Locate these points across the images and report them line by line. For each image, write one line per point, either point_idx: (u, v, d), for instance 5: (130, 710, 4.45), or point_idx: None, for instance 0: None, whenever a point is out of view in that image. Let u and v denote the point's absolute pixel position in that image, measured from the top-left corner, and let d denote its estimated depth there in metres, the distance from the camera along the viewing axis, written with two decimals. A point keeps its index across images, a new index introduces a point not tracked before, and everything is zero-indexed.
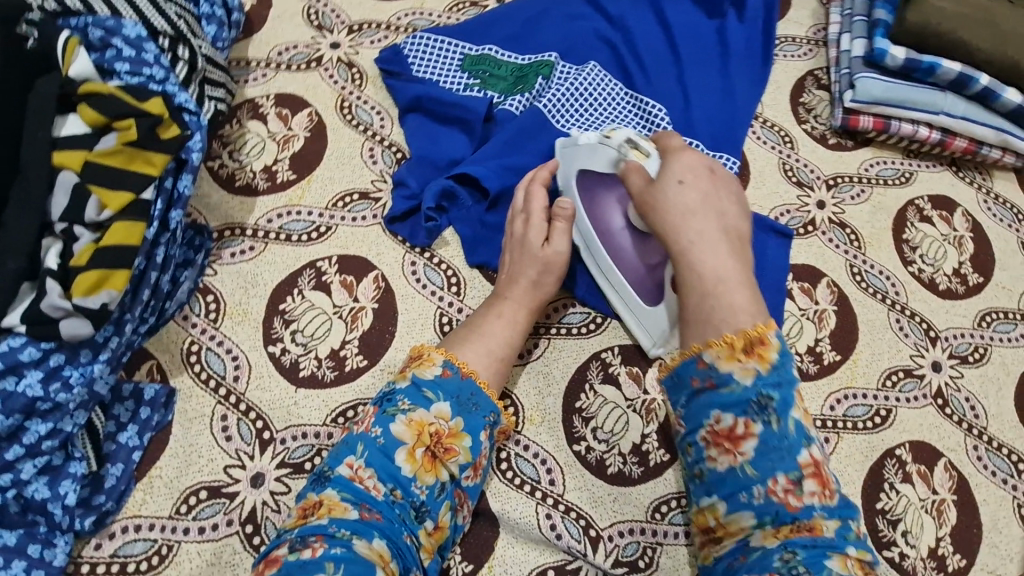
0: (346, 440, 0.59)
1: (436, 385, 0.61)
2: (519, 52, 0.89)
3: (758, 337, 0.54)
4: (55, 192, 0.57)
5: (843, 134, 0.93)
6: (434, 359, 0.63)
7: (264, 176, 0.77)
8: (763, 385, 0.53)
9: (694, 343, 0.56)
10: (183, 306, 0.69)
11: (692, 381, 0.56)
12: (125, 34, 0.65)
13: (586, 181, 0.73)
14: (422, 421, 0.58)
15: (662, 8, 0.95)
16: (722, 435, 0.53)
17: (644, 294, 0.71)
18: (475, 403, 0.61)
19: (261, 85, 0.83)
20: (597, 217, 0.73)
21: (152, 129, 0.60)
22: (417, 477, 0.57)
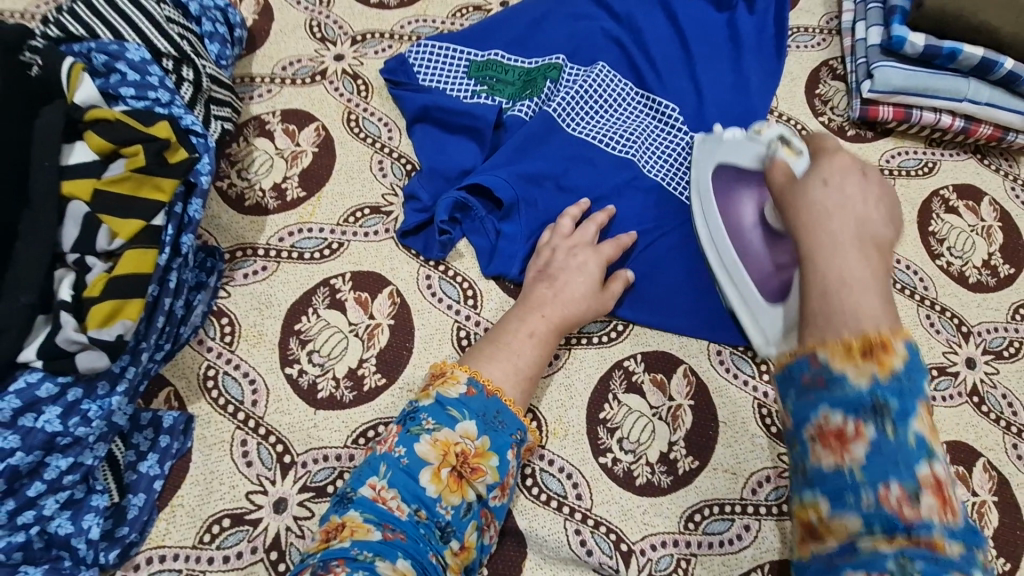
0: (370, 460, 0.58)
1: (461, 403, 0.59)
2: (526, 55, 0.88)
3: (881, 341, 0.48)
4: (66, 222, 0.56)
5: (862, 125, 0.91)
6: (458, 376, 0.61)
7: (273, 195, 0.76)
8: (882, 389, 0.47)
9: (810, 341, 0.52)
10: (198, 331, 0.68)
11: (800, 377, 0.51)
12: (129, 57, 0.64)
13: (723, 176, 0.76)
14: (447, 441, 0.57)
15: (670, 3, 0.93)
16: (829, 434, 0.48)
17: (768, 292, 0.69)
18: (501, 420, 0.60)
19: (267, 101, 0.82)
20: (728, 211, 0.74)
21: (160, 154, 0.59)
22: (442, 498, 0.56)
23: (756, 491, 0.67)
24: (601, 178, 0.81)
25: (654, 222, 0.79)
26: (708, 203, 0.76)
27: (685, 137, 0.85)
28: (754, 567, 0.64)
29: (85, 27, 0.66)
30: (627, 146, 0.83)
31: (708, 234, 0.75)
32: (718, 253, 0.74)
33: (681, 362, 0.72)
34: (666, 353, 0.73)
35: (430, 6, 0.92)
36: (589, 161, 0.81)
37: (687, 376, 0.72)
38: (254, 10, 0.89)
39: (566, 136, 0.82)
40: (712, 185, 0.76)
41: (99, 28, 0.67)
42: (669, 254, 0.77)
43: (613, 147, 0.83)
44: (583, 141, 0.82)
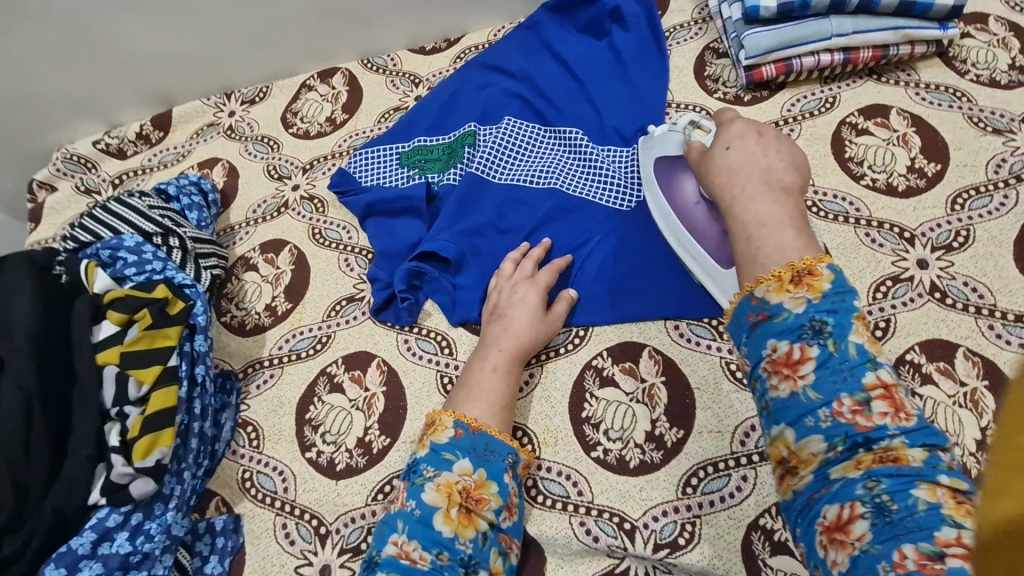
0: (387, 520, 0.63)
1: (453, 445, 0.67)
2: (445, 132, 1.01)
3: (806, 267, 0.54)
4: (105, 384, 0.70)
5: (755, 88, 0.98)
6: (445, 422, 0.69)
7: (267, 313, 0.90)
8: (817, 311, 0.53)
9: (747, 283, 0.57)
10: (231, 443, 0.80)
11: (747, 318, 0.56)
12: (127, 245, 0.81)
13: (663, 168, 0.85)
14: (449, 483, 0.63)
15: (553, 48, 1.06)
16: (780, 362, 0.53)
17: (720, 258, 0.76)
18: (492, 451, 0.67)
19: (247, 241, 0.98)
20: (673, 196, 0.82)
21: (162, 310, 0.74)
22: (458, 535, 0.61)
23: (745, 443, 0.70)
24: (532, 210, 0.90)
25: (588, 233, 0.87)
26: (657, 193, 0.84)
27: (595, 152, 0.94)
28: (760, 514, 0.66)
29: (92, 233, 0.85)
30: (547, 176, 0.93)
31: (663, 218, 0.83)
32: (675, 233, 0.81)
33: (644, 346, 0.78)
34: (628, 342, 0.79)
35: (359, 121, 1.10)
36: (520, 200, 0.92)
37: (653, 357, 0.77)
38: (224, 173, 1.08)
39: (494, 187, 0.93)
40: (655, 176, 0.85)
41: (102, 230, 0.85)
42: (607, 256, 0.85)
43: (536, 182, 0.93)
44: (510, 186, 0.93)
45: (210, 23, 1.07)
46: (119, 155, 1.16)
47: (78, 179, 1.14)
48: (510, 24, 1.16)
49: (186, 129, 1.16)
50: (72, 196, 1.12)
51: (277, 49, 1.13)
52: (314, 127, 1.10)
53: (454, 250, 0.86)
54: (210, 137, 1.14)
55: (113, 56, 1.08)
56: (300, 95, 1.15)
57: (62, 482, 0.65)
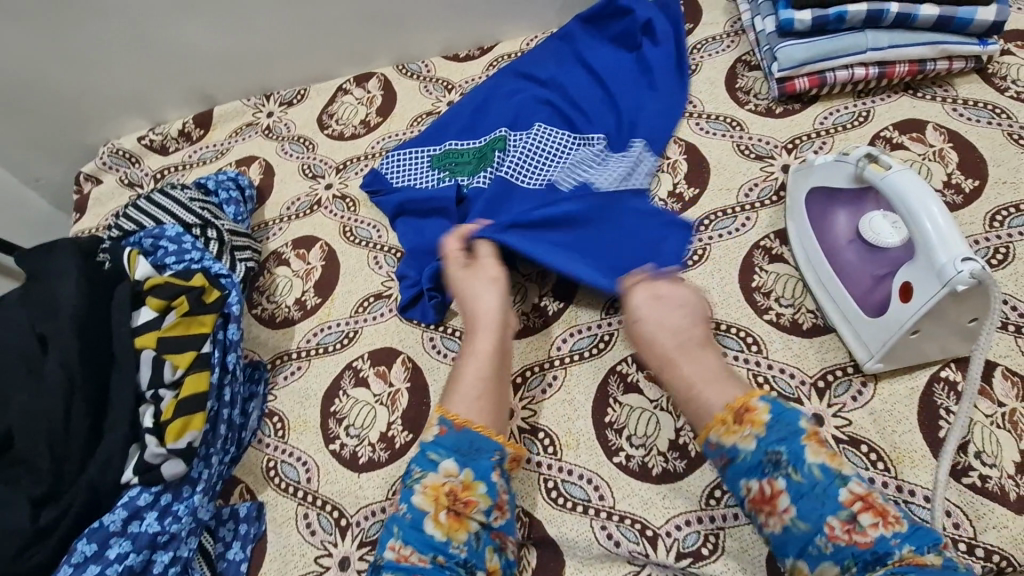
0: (386, 523, 0.65)
1: (438, 445, 0.66)
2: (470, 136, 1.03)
3: (743, 406, 0.61)
4: (141, 367, 0.72)
5: (787, 100, 0.98)
6: (430, 422, 0.68)
7: (297, 307, 0.92)
8: (768, 443, 0.58)
9: (700, 430, 0.63)
10: (257, 432, 0.81)
11: (714, 463, 0.62)
12: (168, 235, 0.84)
13: (817, 199, 0.79)
14: (435, 485, 0.63)
15: (585, 59, 1.07)
16: (760, 499, 0.58)
17: (867, 306, 0.71)
18: (478, 448, 0.66)
19: (280, 237, 1.01)
20: (821, 230, 0.77)
21: (199, 298, 0.76)
22: (451, 538, 0.61)
23: None
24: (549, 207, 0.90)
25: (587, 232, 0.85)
26: (803, 225, 0.80)
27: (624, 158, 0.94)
28: None
29: (135, 222, 0.88)
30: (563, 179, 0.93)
31: (806, 254, 0.79)
32: (816, 272, 0.77)
33: None
34: None
35: (392, 124, 1.12)
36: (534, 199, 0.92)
37: None
38: (260, 171, 1.11)
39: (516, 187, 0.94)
40: (806, 206, 0.80)
41: (145, 220, 0.88)
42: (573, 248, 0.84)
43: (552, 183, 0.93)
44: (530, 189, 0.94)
45: (255, 27, 1.11)
46: (162, 150, 1.20)
47: (123, 172, 1.18)
48: (542, 34, 1.18)
49: (226, 128, 1.20)
50: (116, 188, 1.16)
51: (315, 52, 1.16)
52: (349, 129, 1.13)
53: (467, 237, 0.84)
54: (249, 136, 1.17)
55: (162, 57, 1.12)
56: (336, 98, 1.18)
57: (98, 459, 0.66)
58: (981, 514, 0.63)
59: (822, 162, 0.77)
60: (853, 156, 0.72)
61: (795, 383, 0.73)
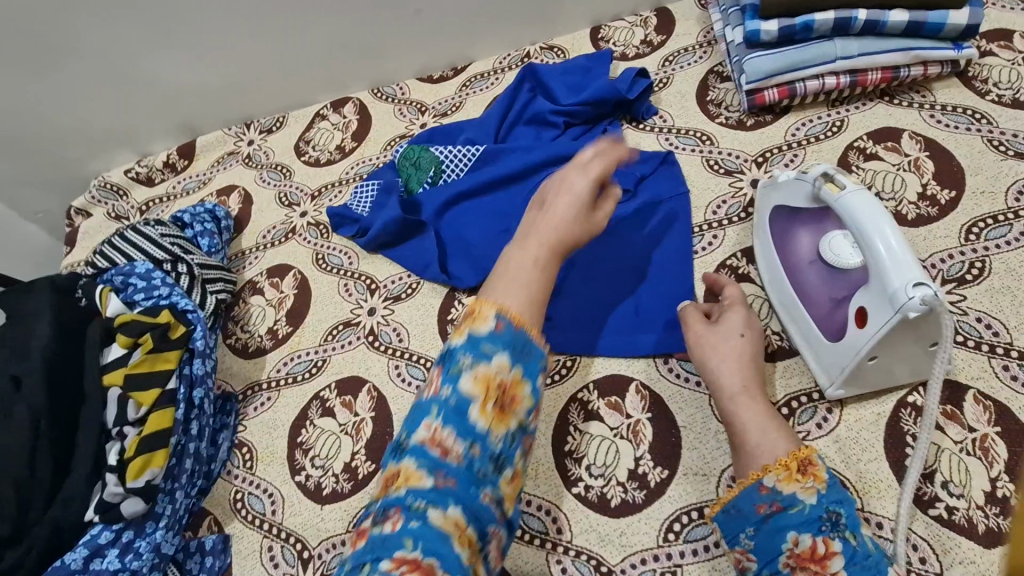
0: (418, 406, 0.54)
1: (493, 338, 0.53)
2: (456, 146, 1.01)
3: (808, 457, 0.59)
4: (108, 405, 0.74)
5: (758, 112, 0.95)
6: (483, 311, 0.55)
7: (269, 336, 0.93)
8: (829, 501, 0.56)
9: (753, 471, 0.60)
10: (226, 463, 0.83)
11: (754, 510, 0.59)
12: (138, 271, 0.86)
13: (780, 218, 0.76)
14: (488, 378, 0.52)
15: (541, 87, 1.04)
16: (805, 556, 0.55)
17: (828, 329, 0.69)
18: (532, 349, 0.54)
19: (255, 267, 1.02)
20: (785, 251, 0.75)
21: (164, 334, 0.78)
22: (492, 430, 0.52)
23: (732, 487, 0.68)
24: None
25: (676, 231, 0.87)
26: (768, 245, 0.78)
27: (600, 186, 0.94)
28: None
29: (108, 259, 0.91)
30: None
31: (770, 275, 0.77)
32: (780, 293, 0.76)
33: (631, 380, 0.77)
34: (616, 375, 0.78)
35: (366, 149, 1.13)
36: (507, 217, 0.93)
37: (640, 391, 0.76)
38: (239, 200, 1.13)
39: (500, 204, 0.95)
40: (770, 225, 0.78)
41: (116, 256, 0.91)
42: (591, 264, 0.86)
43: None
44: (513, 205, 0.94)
45: (227, 58, 1.13)
46: (148, 182, 1.23)
47: (110, 205, 1.22)
48: (515, 52, 1.18)
49: (208, 158, 1.23)
50: (104, 222, 1.20)
51: (291, 81, 1.18)
52: (324, 154, 1.15)
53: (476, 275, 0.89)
54: (230, 165, 1.20)
55: (143, 92, 1.15)
56: (314, 124, 1.20)
57: (61, 499, 0.69)
58: (947, 549, 0.61)
59: (783, 179, 0.75)
60: (812, 174, 0.69)
61: None
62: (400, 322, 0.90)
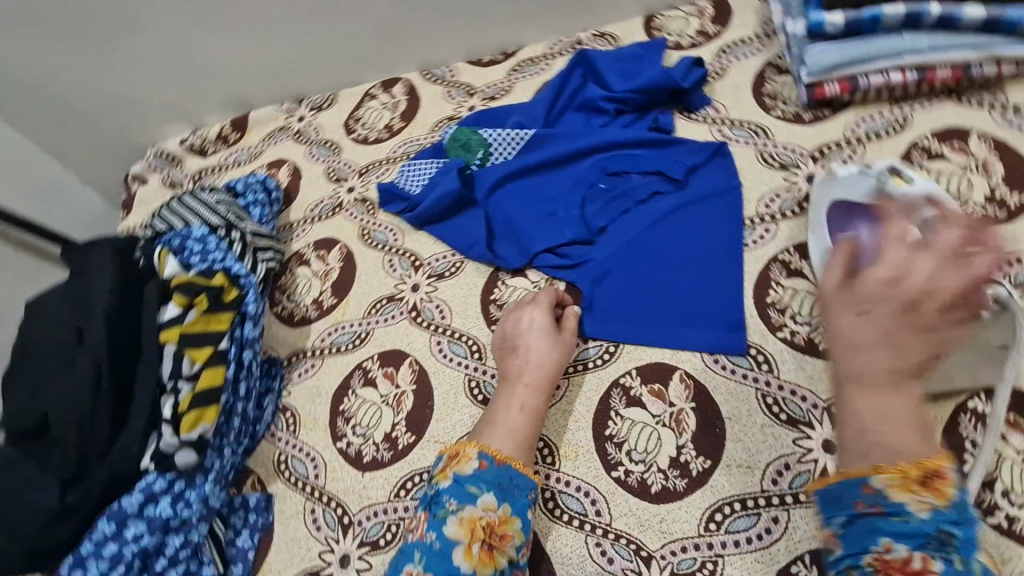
0: (405, 550, 0.65)
1: (477, 479, 0.67)
2: (505, 130, 1.01)
3: (938, 469, 0.50)
4: (163, 360, 0.77)
5: (817, 106, 0.93)
6: (468, 454, 0.69)
7: (314, 307, 0.95)
8: (945, 521, 0.49)
9: (862, 463, 0.53)
10: (271, 426, 0.85)
11: (852, 501, 0.53)
12: (195, 237, 0.89)
13: (837, 214, 0.76)
14: (473, 518, 0.64)
15: (594, 72, 1.03)
16: (894, 564, 0.49)
17: None
18: (519, 486, 0.67)
19: (303, 238, 1.05)
20: (844, 247, 0.75)
21: (219, 296, 0.80)
22: (477, 572, 0.62)
23: (777, 480, 0.67)
24: (611, 208, 0.91)
25: (724, 224, 0.86)
26: (822, 240, 0.77)
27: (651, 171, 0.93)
28: (791, 559, 0.63)
29: (167, 222, 0.94)
30: (622, 179, 0.93)
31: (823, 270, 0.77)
32: None
33: (675, 369, 0.77)
34: (659, 363, 0.78)
35: (414, 129, 1.14)
36: (554, 202, 0.93)
37: (684, 380, 0.76)
38: (288, 174, 1.15)
39: (550, 187, 0.94)
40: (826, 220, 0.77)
41: (175, 221, 0.93)
42: (639, 254, 0.86)
43: (600, 188, 0.93)
44: (561, 189, 0.94)
45: (283, 34, 1.14)
46: (201, 153, 1.26)
47: (165, 173, 1.26)
48: (566, 38, 1.17)
49: (260, 131, 1.25)
50: (159, 189, 1.24)
51: (343, 59, 1.19)
52: (373, 133, 1.16)
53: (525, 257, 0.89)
54: (281, 140, 1.22)
55: (202, 65, 1.18)
56: (363, 103, 1.21)
57: (120, 445, 0.71)
58: (1003, 560, 0.60)
59: (844, 174, 0.77)
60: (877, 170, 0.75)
61: (807, 406, 0.70)
62: (443, 299, 0.91)
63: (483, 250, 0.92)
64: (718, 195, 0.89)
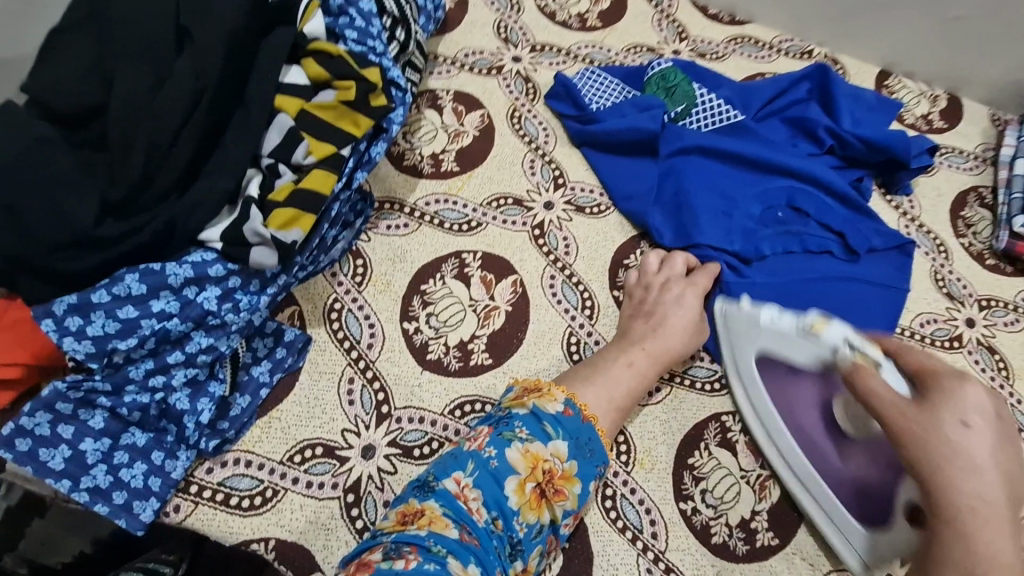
0: (455, 454, 0.54)
1: (557, 421, 0.56)
2: (716, 98, 0.88)
3: None
4: (270, 130, 0.60)
5: (1002, 257, 0.89)
6: (555, 395, 0.58)
7: (430, 162, 0.80)
8: None
9: None
10: (334, 264, 0.71)
11: None
12: (360, 4, 0.66)
13: (773, 371, 0.67)
14: (537, 455, 0.54)
15: (828, 95, 0.91)
16: None
17: (856, 509, 0.62)
18: (594, 453, 0.57)
19: (444, 80, 0.87)
20: (788, 414, 0.66)
21: (366, 95, 0.62)
22: (520, 512, 0.52)
23: None
24: (784, 240, 0.81)
25: (881, 320, 0.79)
26: (760, 398, 0.68)
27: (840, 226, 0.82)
28: None
29: None
30: (800, 218, 0.83)
31: (766, 433, 0.68)
32: (785, 456, 0.67)
33: None
34: None
35: (608, 37, 0.98)
36: (732, 201, 0.81)
37: None
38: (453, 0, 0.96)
39: (734, 184, 0.83)
40: (758, 374, 0.68)
41: None
42: (791, 302, 0.77)
43: (776, 215, 0.82)
44: (744, 192, 0.82)
45: None
46: None
47: None
48: (798, 41, 1.04)
49: None
50: None
51: None
52: (562, 13, 0.98)
53: (677, 241, 0.79)
54: None
55: None
56: None
57: (187, 199, 0.55)
58: None
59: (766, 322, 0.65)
60: (825, 340, 0.59)
61: None
62: (573, 233, 0.79)
63: (638, 209, 0.80)
64: (889, 288, 0.81)
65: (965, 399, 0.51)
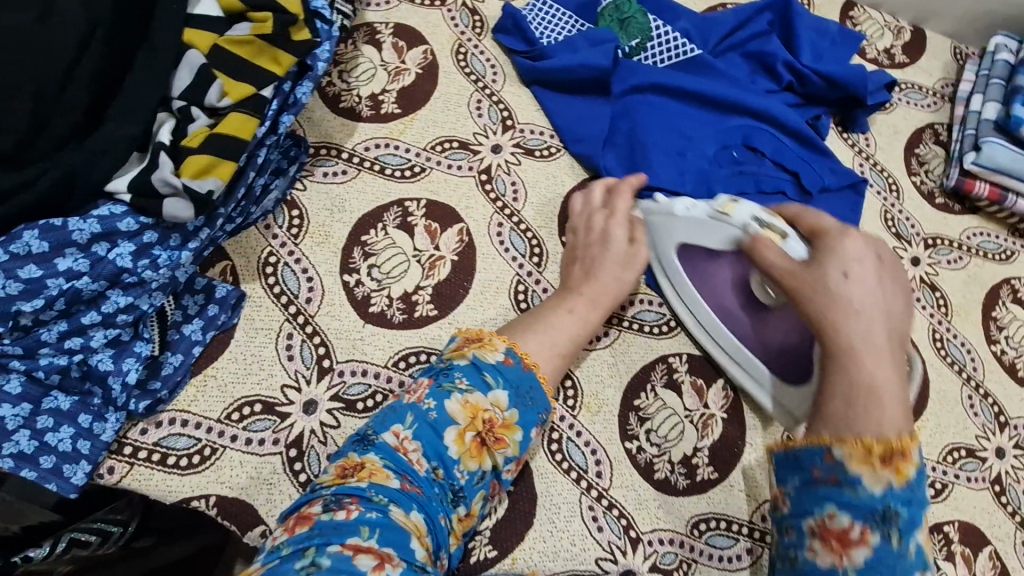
0: (394, 407, 0.54)
1: (497, 371, 0.56)
2: (673, 31, 0.83)
3: (901, 449, 0.48)
4: (180, 68, 0.54)
5: (951, 196, 0.90)
6: (496, 345, 0.58)
7: (369, 103, 0.75)
8: (893, 498, 0.47)
9: (825, 433, 0.51)
10: (268, 215, 0.67)
11: (811, 468, 0.50)
12: None
13: (693, 257, 0.70)
14: (477, 406, 0.53)
15: (788, 27, 0.88)
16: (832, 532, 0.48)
17: (779, 371, 0.66)
18: (536, 401, 0.57)
19: (382, 12, 0.81)
20: (710, 296, 0.70)
21: (285, 28, 0.56)
22: (461, 461, 0.52)
23: (765, 518, 0.67)
24: (738, 181, 0.79)
25: None
26: (686, 289, 0.71)
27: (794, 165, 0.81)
28: None
29: None
30: (756, 158, 0.81)
31: (695, 320, 0.71)
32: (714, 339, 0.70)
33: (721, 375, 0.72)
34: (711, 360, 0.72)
35: None
36: (687, 141, 0.79)
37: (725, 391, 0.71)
38: None
39: (689, 124, 0.80)
40: (680, 264, 0.71)
41: None
42: None
43: (731, 155, 0.80)
44: (699, 132, 0.79)
45: None
46: None
47: None
48: None
49: None
50: None
51: None
52: None
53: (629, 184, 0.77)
54: None
55: None
56: None
57: (88, 147, 0.50)
58: None
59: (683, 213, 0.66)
60: (735, 219, 0.62)
61: None
62: (522, 178, 0.76)
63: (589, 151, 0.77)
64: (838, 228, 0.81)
65: (842, 252, 0.57)
